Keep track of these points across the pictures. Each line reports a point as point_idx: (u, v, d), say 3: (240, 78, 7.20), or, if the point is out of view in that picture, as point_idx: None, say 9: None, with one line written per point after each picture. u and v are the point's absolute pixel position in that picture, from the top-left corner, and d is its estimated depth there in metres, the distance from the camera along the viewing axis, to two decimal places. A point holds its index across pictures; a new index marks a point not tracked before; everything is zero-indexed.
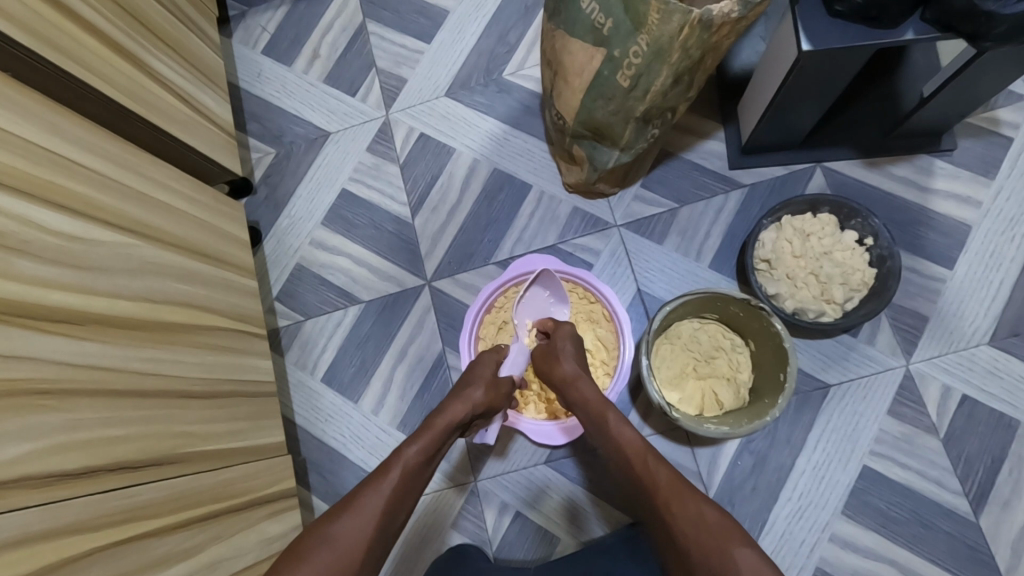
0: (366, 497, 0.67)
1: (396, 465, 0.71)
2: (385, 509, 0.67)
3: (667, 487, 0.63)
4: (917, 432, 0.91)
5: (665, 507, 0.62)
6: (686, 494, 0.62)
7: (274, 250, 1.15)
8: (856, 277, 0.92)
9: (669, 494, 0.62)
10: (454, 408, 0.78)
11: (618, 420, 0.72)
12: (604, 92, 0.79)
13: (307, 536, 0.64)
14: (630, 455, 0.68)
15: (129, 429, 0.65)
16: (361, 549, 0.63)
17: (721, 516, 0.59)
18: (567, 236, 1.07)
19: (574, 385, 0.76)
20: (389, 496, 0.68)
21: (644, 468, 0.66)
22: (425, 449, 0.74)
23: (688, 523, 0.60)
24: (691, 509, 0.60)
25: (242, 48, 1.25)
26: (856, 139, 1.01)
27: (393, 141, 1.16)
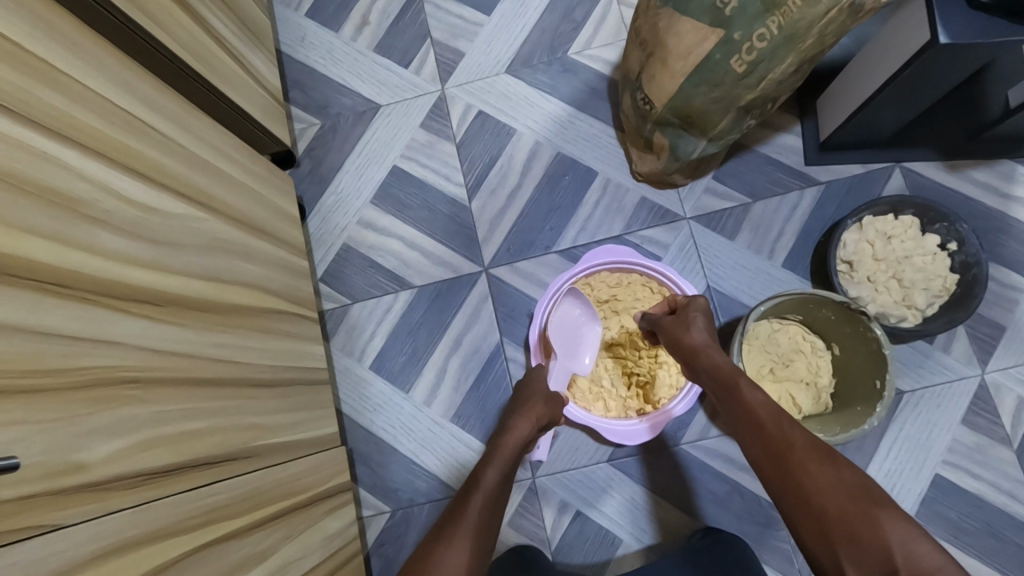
0: (460, 522, 0.64)
1: (479, 491, 0.70)
2: (479, 533, 0.64)
3: (805, 447, 0.61)
4: (990, 443, 0.90)
5: (803, 467, 0.59)
6: (828, 456, 0.59)
7: (319, 228, 1.08)
8: (938, 283, 0.90)
9: (807, 456, 0.60)
10: (518, 429, 0.78)
11: (750, 386, 0.70)
12: (711, 77, 0.74)
13: (410, 566, 0.60)
14: (762, 416, 0.66)
15: (208, 422, 0.59)
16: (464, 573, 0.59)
17: (859, 481, 0.57)
18: (634, 227, 1.02)
19: (706, 352, 0.76)
20: (478, 518, 0.66)
21: (778, 429, 0.63)
22: (500, 474, 0.73)
23: (830, 483, 0.57)
24: (833, 471, 0.58)
25: (285, 10, 1.16)
26: (938, 141, 0.98)
27: (449, 118, 1.10)
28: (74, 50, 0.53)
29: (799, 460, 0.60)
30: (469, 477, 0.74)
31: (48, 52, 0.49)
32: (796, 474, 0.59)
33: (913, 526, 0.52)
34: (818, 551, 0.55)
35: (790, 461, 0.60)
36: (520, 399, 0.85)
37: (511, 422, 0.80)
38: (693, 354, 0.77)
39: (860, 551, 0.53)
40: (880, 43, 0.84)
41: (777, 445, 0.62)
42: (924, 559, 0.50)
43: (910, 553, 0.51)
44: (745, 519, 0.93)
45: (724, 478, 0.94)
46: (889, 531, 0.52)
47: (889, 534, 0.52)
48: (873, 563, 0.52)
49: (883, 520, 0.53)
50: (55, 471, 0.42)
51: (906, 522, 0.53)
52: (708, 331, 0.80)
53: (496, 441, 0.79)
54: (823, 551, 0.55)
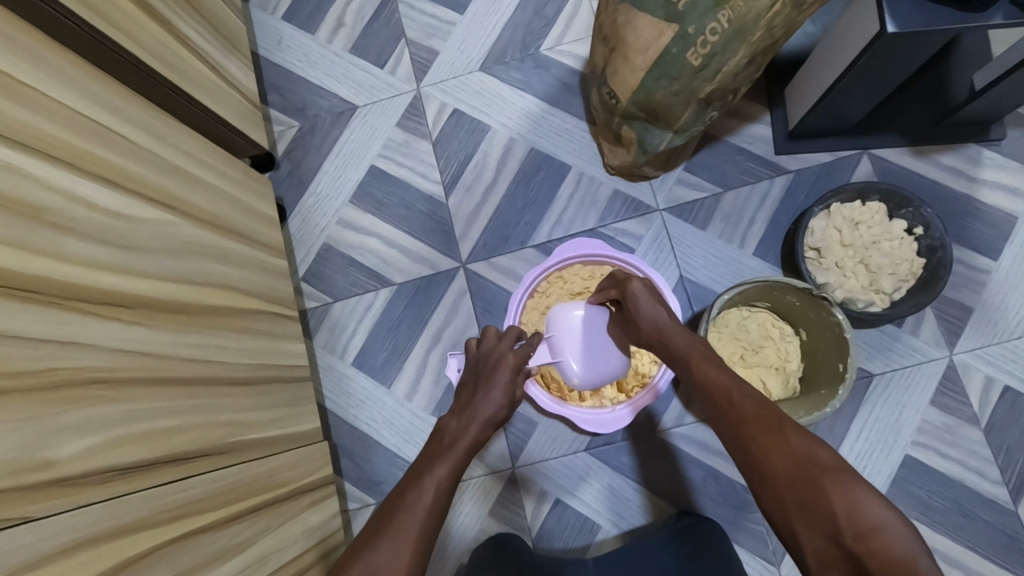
0: (397, 526, 0.59)
1: (424, 493, 0.62)
2: (420, 541, 0.58)
3: (755, 420, 0.59)
4: (959, 423, 0.91)
5: (754, 440, 0.58)
6: (779, 426, 0.57)
7: (300, 229, 1.10)
8: (905, 267, 0.92)
9: (762, 429, 0.58)
10: (473, 427, 0.71)
11: (705, 359, 0.68)
12: (669, 71, 0.76)
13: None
14: (716, 394, 0.64)
15: (183, 419, 0.62)
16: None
17: (811, 448, 0.54)
18: (608, 220, 1.04)
19: (660, 336, 0.74)
20: (421, 527, 0.59)
21: (730, 404, 0.62)
22: (450, 474, 0.65)
23: (779, 453, 0.55)
24: (781, 441, 0.56)
25: (261, 14, 1.18)
26: (905, 127, 0.99)
27: (424, 117, 1.11)
28: (39, 64, 0.54)
29: (751, 434, 0.58)
30: (413, 475, 0.66)
31: (11, 68, 0.51)
32: (748, 448, 0.58)
33: (859, 486, 0.50)
34: (775, 519, 0.54)
35: (742, 435, 0.59)
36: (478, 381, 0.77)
37: (465, 415, 0.73)
38: (650, 338, 0.75)
39: (809, 515, 0.51)
40: (842, 30, 0.85)
41: (730, 421, 0.61)
42: (869, 517, 0.48)
43: (853, 513, 0.49)
44: (721, 503, 0.95)
45: (700, 463, 0.96)
46: (834, 496, 0.50)
47: (832, 499, 0.50)
48: (823, 529, 0.50)
49: (829, 485, 0.51)
50: (25, 467, 0.44)
51: (852, 483, 0.51)
52: (658, 306, 0.77)
53: (447, 437, 0.71)
54: (779, 519, 0.54)
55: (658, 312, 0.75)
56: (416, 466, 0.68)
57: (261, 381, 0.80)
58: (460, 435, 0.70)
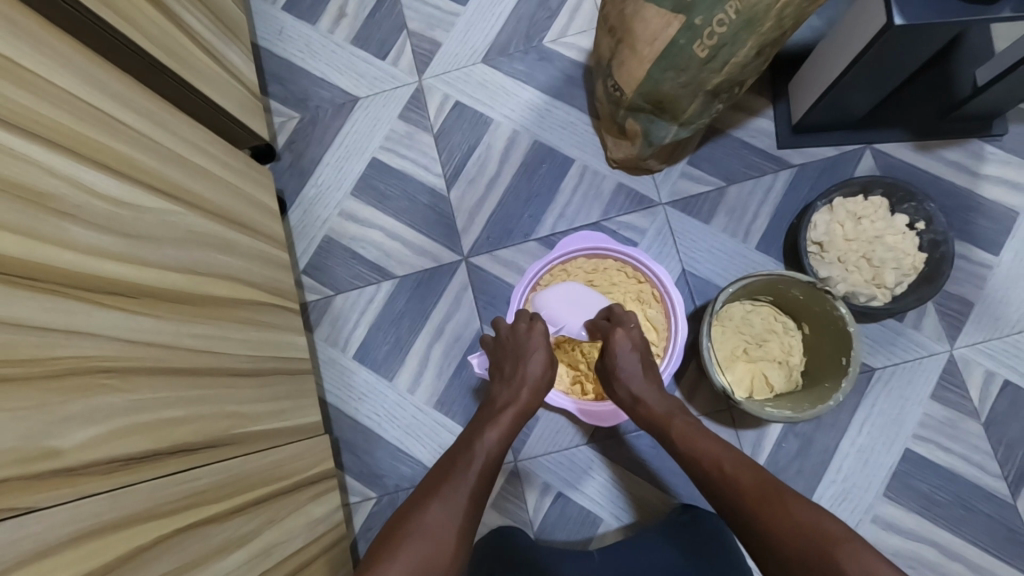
0: (453, 485, 0.67)
1: (478, 456, 0.72)
2: (473, 498, 0.67)
3: (755, 493, 0.62)
4: (960, 417, 0.92)
5: (758, 516, 0.60)
6: (778, 497, 0.60)
7: (301, 221, 1.09)
8: (908, 261, 0.92)
9: (758, 504, 0.61)
10: (522, 393, 0.80)
11: (693, 433, 0.73)
12: (676, 63, 0.76)
13: (402, 523, 0.63)
14: (710, 468, 0.68)
15: (187, 410, 0.61)
16: (456, 535, 0.63)
17: (815, 517, 0.56)
18: (611, 213, 1.04)
19: (639, 404, 0.80)
20: (475, 486, 0.69)
21: (727, 479, 0.65)
22: (501, 440, 0.75)
23: (784, 525, 0.57)
24: (783, 512, 0.58)
25: (262, 3, 1.16)
26: (908, 122, 0.99)
27: (427, 109, 1.11)
28: (39, 47, 0.53)
29: (756, 509, 0.61)
30: (470, 437, 0.75)
31: (13, 50, 0.50)
32: (753, 524, 0.60)
33: (868, 554, 0.51)
34: None
35: (744, 512, 0.62)
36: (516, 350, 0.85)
37: (514, 382, 0.81)
38: (629, 407, 0.81)
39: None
40: (847, 24, 0.84)
41: (730, 497, 0.64)
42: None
43: None
44: None
45: None
46: (848, 568, 0.51)
47: (846, 571, 0.51)
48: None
49: (837, 556, 0.52)
50: (29, 456, 0.43)
51: (862, 552, 0.52)
52: (640, 368, 0.81)
53: (498, 403, 0.80)
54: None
55: (632, 374, 0.81)
56: (471, 429, 0.77)
57: (263, 373, 0.79)
58: (508, 402, 0.79)
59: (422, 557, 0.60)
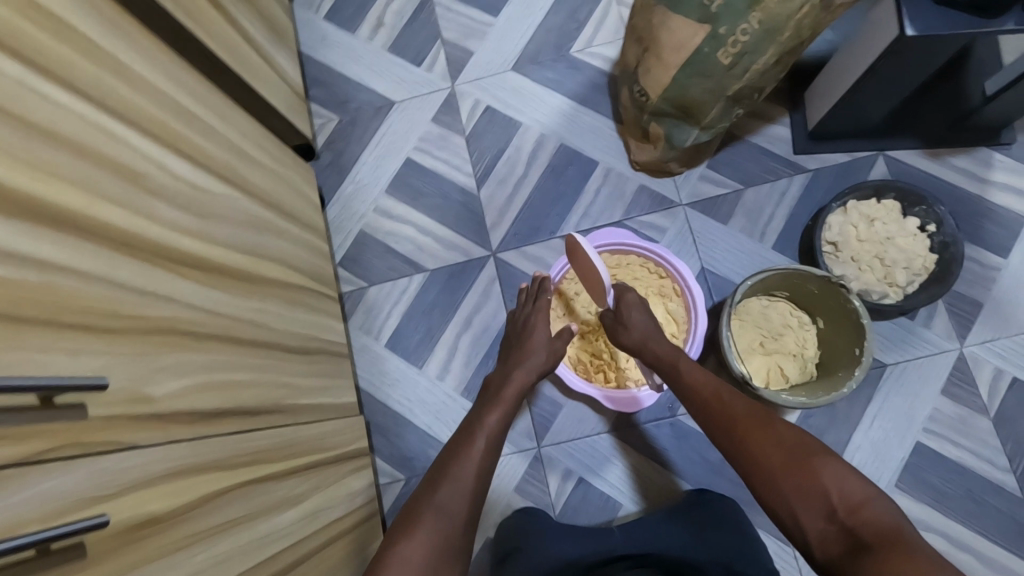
0: (459, 463, 0.73)
1: (479, 435, 0.78)
2: (477, 475, 0.73)
3: (748, 416, 0.68)
4: (970, 412, 0.95)
5: (748, 435, 0.66)
6: (767, 420, 0.66)
7: (339, 216, 1.16)
8: (918, 261, 0.96)
9: (748, 425, 0.67)
10: (519, 378, 0.86)
11: (691, 364, 0.79)
12: (701, 70, 0.81)
13: (413, 506, 0.69)
14: (708, 395, 0.74)
15: (249, 376, 0.67)
16: (464, 510, 0.69)
17: (798, 434, 0.64)
18: (634, 213, 1.09)
19: (646, 345, 0.83)
20: (482, 460, 0.75)
21: (722, 406, 0.71)
22: (501, 417, 0.81)
23: (771, 445, 0.64)
24: (770, 433, 0.65)
25: (305, 12, 1.26)
26: (922, 131, 1.03)
27: (459, 112, 1.17)
28: (132, 46, 0.60)
29: (745, 430, 0.67)
30: (472, 420, 0.81)
31: (115, 48, 0.56)
32: (744, 446, 0.66)
33: (847, 470, 0.59)
34: (773, 503, 0.61)
35: (737, 430, 0.68)
36: (520, 341, 0.92)
37: (508, 369, 0.88)
38: (634, 347, 0.85)
39: (805, 499, 0.59)
40: (859, 38, 0.90)
41: (726, 419, 0.70)
42: (855, 496, 0.57)
43: (847, 494, 0.57)
44: (738, 485, 0.99)
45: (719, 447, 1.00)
46: (825, 477, 0.59)
47: (823, 481, 0.58)
48: (820, 509, 0.58)
49: (818, 469, 0.60)
50: (131, 400, 0.49)
51: (838, 467, 0.59)
52: (647, 318, 0.86)
53: (495, 387, 0.87)
54: (779, 507, 0.61)
55: (641, 323, 0.85)
56: (474, 412, 0.83)
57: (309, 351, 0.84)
58: (511, 382, 0.85)
59: (434, 531, 0.66)
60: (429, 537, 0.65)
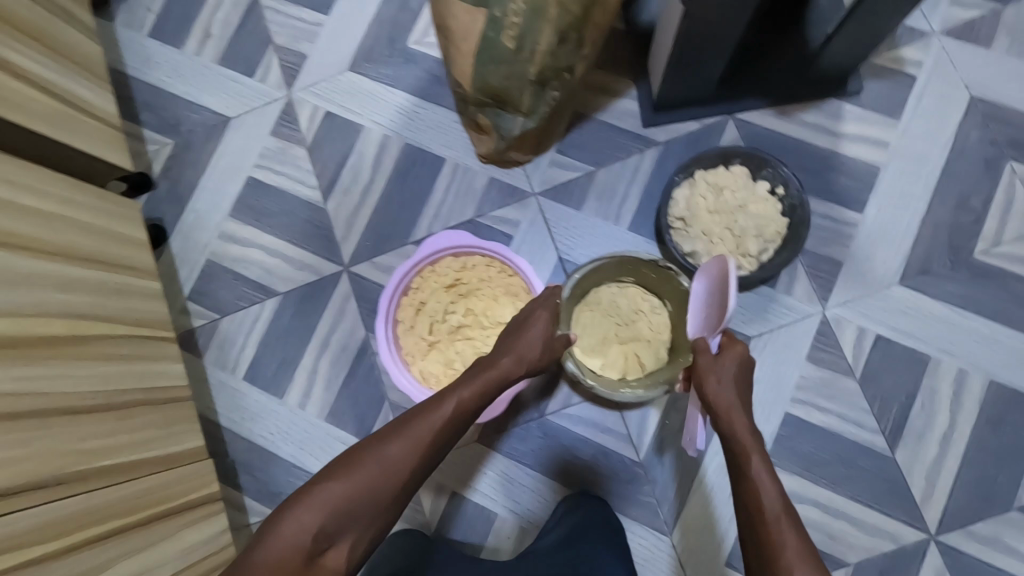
0: (421, 421, 0.70)
1: (449, 401, 0.72)
2: (431, 439, 0.69)
3: (758, 454, 0.68)
4: (835, 375, 0.92)
5: (746, 473, 0.67)
6: (757, 466, 0.67)
7: (182, 247, 1.10)
8: (770, 228, 0.92)
9: (744, 463, 0.68)
10: (520, 349, 0.78)
11: (736, 406, 0.71)
12: (493, 56, 0.75)
13: (360, 449, 0.68)
14: (722, 412, 0.71)
15: (4, 454, 0.61)
16: (404, 473, 0.67)
17: (780, 499, 0.64)
18: (485, 209, 1.03)
19: (731, 423, 0.70)
20: (438, 430, 0.70)
21: (728, 428, 0.70)
22: (478, 394, 0.74)
23: (754, 491, 0.65)
24: (760, 481, 0.66)
25: (126, 31, 1.17)
26: (768, 87, 0.98)
27: (297, 122, 1.11)
28: None
29: (744, 467, 0.67)
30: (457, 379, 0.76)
31: None
32: (742, 479, 0.67)
33: (801, 544, 0.60)
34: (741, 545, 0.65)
35: (737, 464, 0.68)
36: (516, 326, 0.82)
37: (516, 351, 0.78)
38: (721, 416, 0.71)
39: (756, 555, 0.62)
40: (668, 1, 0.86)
41: (734, 450, 0.69)
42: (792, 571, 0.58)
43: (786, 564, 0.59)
44: (613, 479, 0.96)
45: (590, 443, 0.96)
46: (781, 545, 0.60)
47: (776, 546, 0.60)
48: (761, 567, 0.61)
49: (774, 533, 0.61)
50: None
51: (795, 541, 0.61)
52: (734, 385, 0.72)
53: (495, 352, 0.79)
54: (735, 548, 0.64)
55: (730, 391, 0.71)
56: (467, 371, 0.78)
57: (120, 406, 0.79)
58: (504, 357, 0.77)
59: (365, 483, 0.65)
60: (357, 488, 0.64)
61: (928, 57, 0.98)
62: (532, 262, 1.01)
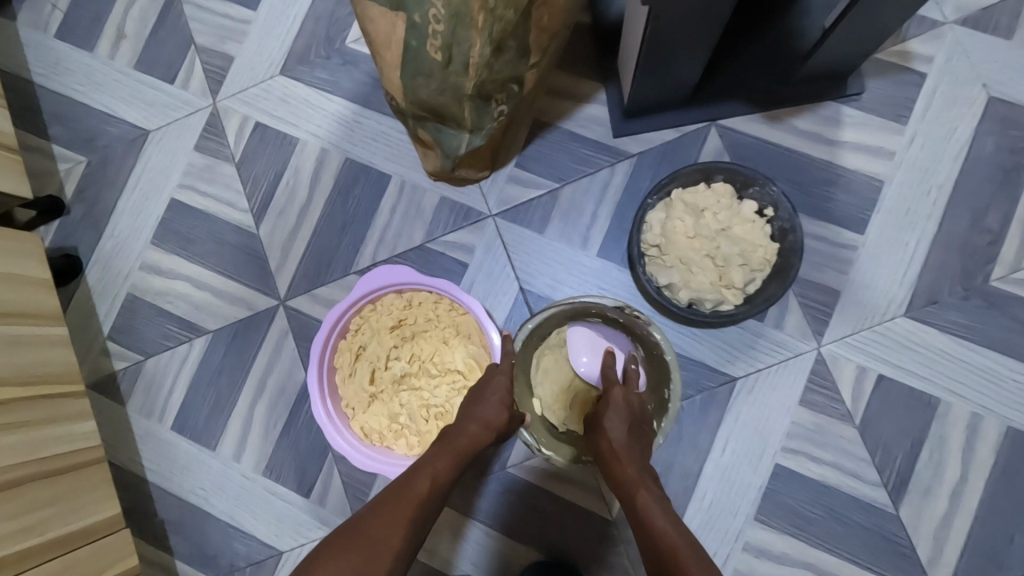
0: (399, 499, 0.60)
1: (424, 473, 0.62)
2: (416, 518, 0.59)
3: (644, 483, 0.60)
4: (830, 422, 0.81)
5: (637, 512, 0.58)
6: (651, 498, 0.58)
7: (100, 279, 0.97)
8: (757, 255, 0.80)
9: (634, 499, 0.59)
10: (487, 413, 0.68)
11: (620, 428, 0.64)
12: (420, 67, 0.63)
13: (334, 540, 0.57)
14: (609, 452, 0.63)
15: None
16: (393, 558, 0.56)
17: (680, 530, 0.56)
18: (436, 232, 0.91)
19: (614, 460, 0.62)
20: (419, 506, 0.60)
21: (617, 465, 0.62)
22: (453, 465, 0.64)
23: (650, 531, 0.56)
24: (653, 515, 0.57)
25: (29, 32, 1.02)
26: (749, 90, 0.85)
27: (225, 135, 0.98)
28: None
29: (635, 505, 0.59)
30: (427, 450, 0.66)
31: None
32: (636, 520, 0.58)
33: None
34: None
35: (629, 502, 0.59)
36: (477, 389, 0.72)
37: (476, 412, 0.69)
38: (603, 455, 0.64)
39: None
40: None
41: (624, 488, 0.60)
42: None
43: None
44: (582, 538, 0.85)
45: (557, 498, 0.86)
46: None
47: None
48: None
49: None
50: None
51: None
52: (623, 420, 0.65)
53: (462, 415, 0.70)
54: None
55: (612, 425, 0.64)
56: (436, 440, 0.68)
57: (14, 484, 0.68)
58: (455, 430, 0.67)
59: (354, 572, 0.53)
60: None
61: (940, 51, 0.84)
62: (489, 293, 0.89)
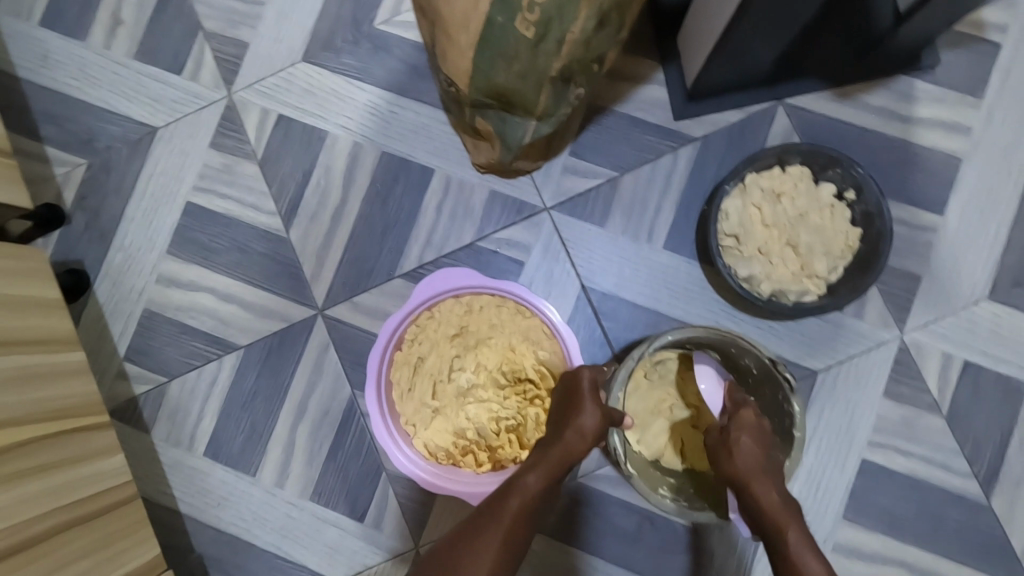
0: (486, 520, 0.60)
1: (514, 494, 0.61)
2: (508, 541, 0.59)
3: (781, 509, 0.62)
4: (918, 413, 0.78)
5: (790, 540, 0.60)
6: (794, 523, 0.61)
7: (111, 295, 0.88)
8: (838, 242, 0.76)
9: (783, 529, 0.61)
10: (576, 428, 0.63)
11: (756, 446, 0.65)
12: (502, 49, 0.56)
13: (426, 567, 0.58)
14: (745, 475, 0.63)
15: None
16: None
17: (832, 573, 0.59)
18: (487, 230, 0.84)
19: (751, 484, 0.63)
20: (509, 532, 0.59)
21: (751, 486, 0.63)
22: (544, 483, 0.62)
23: (805, 571, 0.59)
24: (805, 546, 0.60)
25: (9, 21, 0.91)
26: (821, 68, 0.80)
27: (245, 131, 0.89)
28: None
29: (782, 534, 0.61)
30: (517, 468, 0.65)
31: None
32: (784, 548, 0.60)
33: None
34: None
35: (773, 527, 0.61)
36: (563, 401, 0.67)
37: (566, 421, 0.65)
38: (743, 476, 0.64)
39: None
40: None
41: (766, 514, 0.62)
42: None
43: None
44: (662, 549, 0.81)
45: (633, 508, 0.81)
46: None
47: None
48: None
49: None
50: None
51: None
52: (755, 442, 0.65)
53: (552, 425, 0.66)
54: None
55: (746, 445, 0.65)
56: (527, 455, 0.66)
57: (46, 537, 0.60)
58: (551, 443, 0.64)
59: None
60: None
61: (1014, 20, 0.81)
62: (549, 293, 0.83)
